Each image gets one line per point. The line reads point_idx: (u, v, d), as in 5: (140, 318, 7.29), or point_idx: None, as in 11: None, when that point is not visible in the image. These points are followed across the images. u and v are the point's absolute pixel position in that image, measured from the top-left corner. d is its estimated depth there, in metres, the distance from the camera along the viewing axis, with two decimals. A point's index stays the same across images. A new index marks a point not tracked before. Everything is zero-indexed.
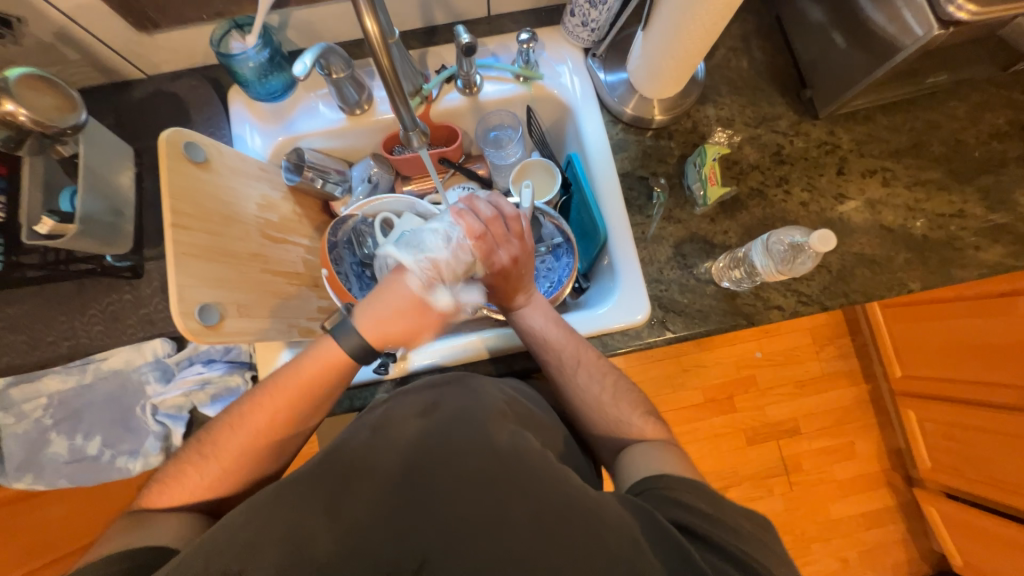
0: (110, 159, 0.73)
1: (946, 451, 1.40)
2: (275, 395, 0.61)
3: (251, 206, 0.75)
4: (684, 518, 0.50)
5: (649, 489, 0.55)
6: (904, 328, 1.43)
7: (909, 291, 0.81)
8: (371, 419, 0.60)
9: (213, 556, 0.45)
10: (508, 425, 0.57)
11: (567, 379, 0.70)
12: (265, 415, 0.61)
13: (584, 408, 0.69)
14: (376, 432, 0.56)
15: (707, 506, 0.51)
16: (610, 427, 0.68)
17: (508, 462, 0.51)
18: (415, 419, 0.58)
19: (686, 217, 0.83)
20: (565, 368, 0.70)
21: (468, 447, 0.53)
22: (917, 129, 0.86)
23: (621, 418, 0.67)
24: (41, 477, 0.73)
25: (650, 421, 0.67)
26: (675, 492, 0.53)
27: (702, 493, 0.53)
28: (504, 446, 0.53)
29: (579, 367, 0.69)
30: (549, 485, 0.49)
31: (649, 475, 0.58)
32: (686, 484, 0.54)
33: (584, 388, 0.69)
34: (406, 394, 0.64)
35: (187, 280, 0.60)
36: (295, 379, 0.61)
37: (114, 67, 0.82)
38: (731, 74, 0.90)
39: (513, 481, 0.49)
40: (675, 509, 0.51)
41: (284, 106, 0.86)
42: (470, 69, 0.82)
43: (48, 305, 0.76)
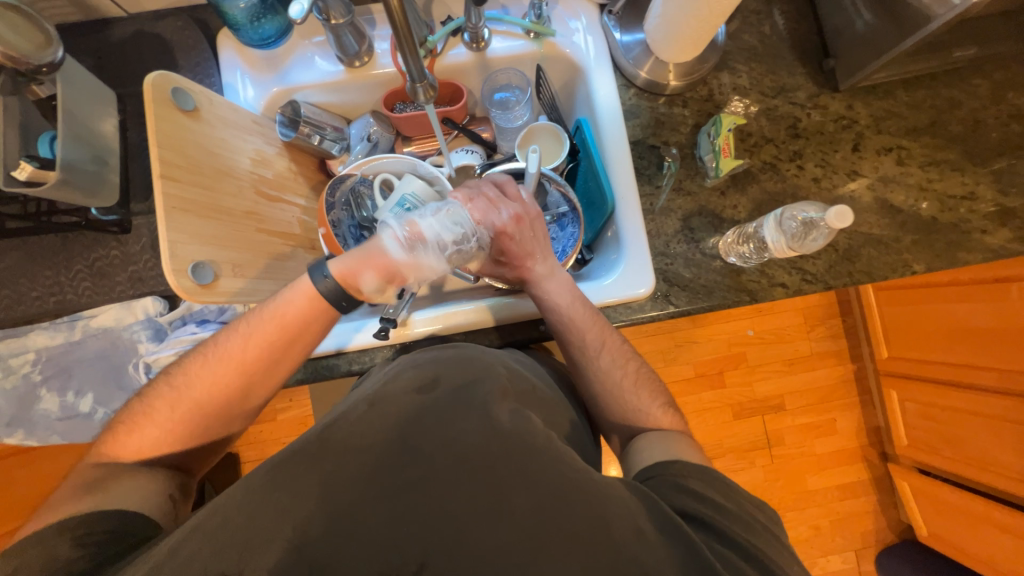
0: (91, 104, 0.68)
1: (924, 430, 1.45)
2: (228, 358, 0.61)
3: (244, 161, 0.71)
4: (691, 506, 0.51)
5: (659, 474, 0.57)
6: (895, 311, 1.45)
7: (912, 273, 0.80)
8: (368, 394, 0.58)
9: (213, 518, 0.45)
10: (510, 402, 0.56)
11: (589, 362, 0.70)
12: (222, 372, 0.61)
13: (602, 389, 0.70)
14: (373, 406, 0.55)
15: (718, 496, 0.52)
16: (626, 415, 0.68)
17: (510, 442, 0.51)
18: (414, 394, 0.56)
19: (696, 189, 0.81)
20: (587, 351, 0.70)
21: (470, 426, 0.52)
22: (937, 107, 0.84)
23: (639, 406, 0.68)
24: (34, 432, 0.76)
25: (668, 412, 0.68)
26: (685, 480, 0.54)
27: (713, 483, 0.54)
28: (506, 425, 0.52)
29: (603, 351, 0.70)
30: (551, 465, 0.49)
31: (662, 459, 0.59)
32: (696, 473, 0.55)
33: (606, 372, 0.69)
34: (404, 366, 0.62)
35: (179, 236, 0.58)
36: (250, 335, 0.61)
37: (92, 2, 0.75)
38: (751, 40, 0.85)
39: (516, 461, 0.49)
40: (684, 497, 0.52)
41: (278, 54, 0.80)
42: (478, 22, 0.77)
43: (32, 259, 0.71)
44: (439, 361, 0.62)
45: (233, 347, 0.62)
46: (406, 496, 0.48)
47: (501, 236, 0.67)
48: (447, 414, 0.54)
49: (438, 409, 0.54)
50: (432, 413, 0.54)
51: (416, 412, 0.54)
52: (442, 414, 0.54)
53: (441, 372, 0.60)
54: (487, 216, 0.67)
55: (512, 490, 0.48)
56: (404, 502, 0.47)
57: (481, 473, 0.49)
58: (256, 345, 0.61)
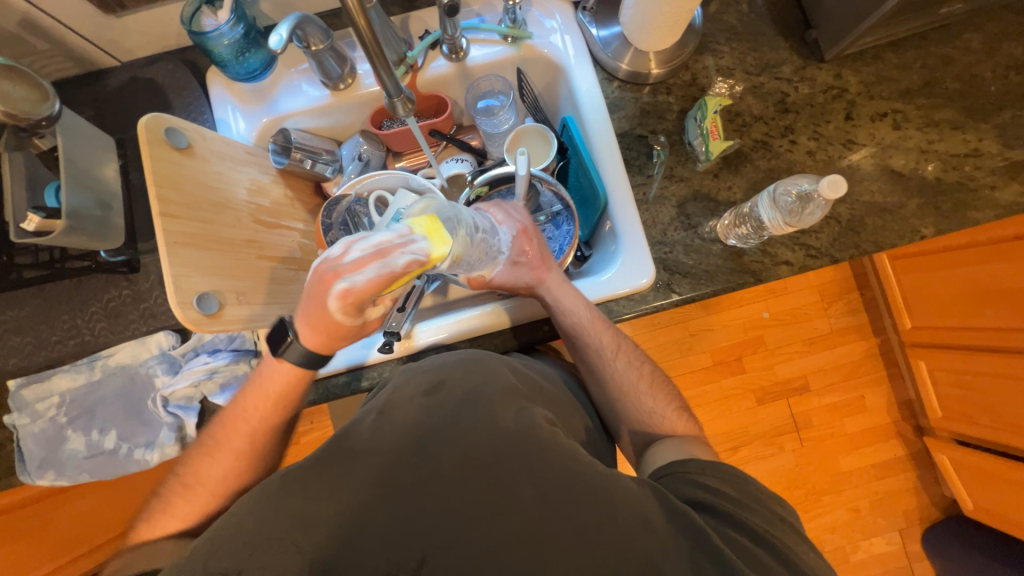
0: (92, 152, 0.71)
1: (957, 399, 1.40)
2: (232, 436, 0.63)
3: (241, 192, 0.73)
4: (704, 499, 0.51)
5: (674, 472, 0.56)
6: (913, 279, 1.41)
7: (921, 238, 0.78)
8: (375, 402, 0.58)
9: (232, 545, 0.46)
10: (515, 402, 0.56)
11: (606, 365, 0.70)
12: (246, 430, 0.63)
13: (617, 393, 0.69)
14: (380, 414, 0.55)
15: (733, 490, 0.52)
16: (642, 416, 0.68)
17: (514, 442, 0.51)
18: (421, 400, 0.56)
19: (688, 175, 0.80)
20: (605, 354, 0.70)
21: (474, 429, 0.53)
22: (929, 66, 0.82)
23: (654, 409, 0.67)
24: (63, 474, 0.74)
25: (683, 417, 0.67)
26: (699, 476, 0.54)
27: (728, 478, 0.53)
28: (510, 425, 0.53)
29: (618, 353, 0.70)
30: (556, 462, 0.50)
31: (678, 458, 0.59)
32: (712, 470, 0.54)
33: (621, 374, 0.69)
34: (410, 371, 0.62)
35: (182, 269, 0.59)
36: (263, 394, 0.63)
37: (87, 55, 0.79)
38: (730, 20, 0.85)
39: (521, 461, 0.50)
40: (695, 490, 0.52)
41: (265, 85, 0.83)
42: (454, 33, 0.78)
43: (50, 305, 0.75)
44: (444, 365, 0.61)
45: (229, 422, 0.63)
46: (418, 504, 0.48)
47: (523, 237, 0.72)
48: (452, 418, 0.54)
49: (444, 414, 0.55)
50: (438, 417, 0.54)
51: (423, 417, 0.55)
52: (448, 418, 0.54)
53: (446, 375, 0.59)
54: (509, 219, 0.73)
55: (522, 490, 0.48)
56: (416, 510, 0.48)
57: (488, 476, 0.49)
58: (271, 398, 0.63)
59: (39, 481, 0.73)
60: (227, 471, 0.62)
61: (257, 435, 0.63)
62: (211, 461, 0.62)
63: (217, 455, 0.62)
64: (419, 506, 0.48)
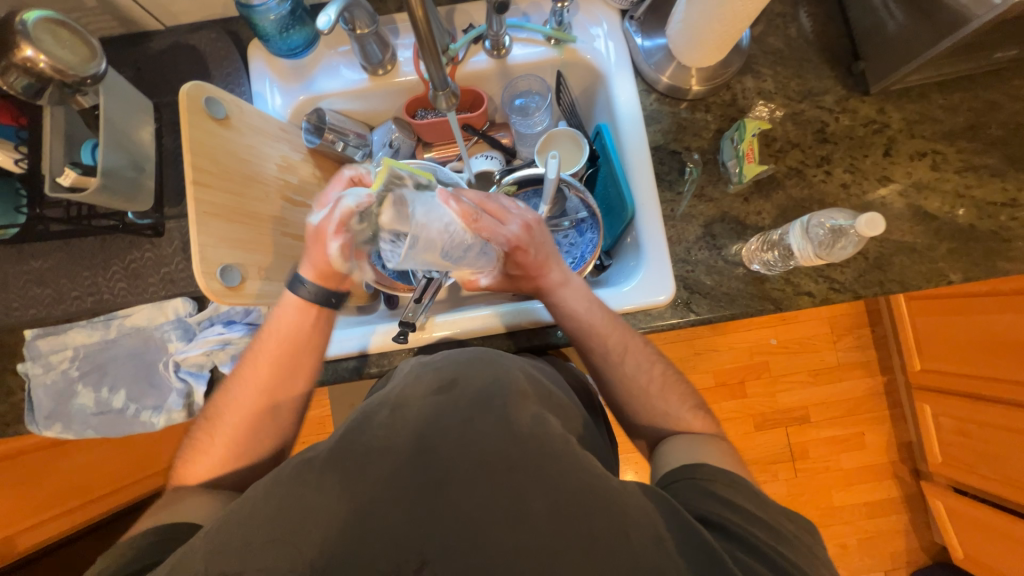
0: (130, 114, 0.71)
1: (961, 447, 1.38)
2: (256, 364, 0.66)
3: (271, 166, 0.74)
4: (720, 512, 0.51)
5: (683, 478, 0.56)
6: (928, 321, 1.39)
7: (948, 283, 0.77)
8: (388, 397, 0.58)
9: (241, 525, 0.47)
10: (525, 408, 0.56)
11: (613, 368, 0.68)
12: (271, 358, 0.66)
13: (630, 398, 0.68)
14: (392, 410, 0.56)
15: (752, 506, 0.51)
16: (654, 416, 0.67)
17: (524, 450, 0.50)
18: (432, 396, 0.56)
19: (718, 195, 0.80)
20: (614, 355, 0.68)
21: (485, 432, 0.52)
22: (975, 110, 0.80)
23: (667, 409, 0.66)
24: (69, 427, 0.74)
25: (699, 414, 0.66)
26: (712, 485, 0.54)
27: (748, 493, 0.53)
28: (520, 430, 0.52)
29: (625, 355, 0.68)
30: (568, 466, 0.50)
31: (687, 463, 0.58)
32: (722, 476, 0.54)
33: (631, 375, 0.68)
34: (422, 369, 0.62)
35: (209, 240, 0.60)
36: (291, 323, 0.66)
37: (133, 16, 0.79)
38: (777, 43, 0.84)
39: (531, 464, 0.49)
40: (707, 500, 0.52)
41: (306, 64, 0.83)
42: (499, 30, 0.77)
43: (72, 260, 0.76)
44: (458, 363, 0.62)
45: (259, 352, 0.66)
46: (426, 498, 0.48)
47: (517, 251, 0.63)
48: (462, 417, 0.54)
49: (454, 414, 0.54)
50: (447, 417, 0.54)
51: (433, 415, 0.54)
52: (458, 417, 0.54)
53: (458, 374, 0.59)
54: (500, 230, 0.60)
55: (530, 496, 0.48)
56: (423, 505, 0.48)
57: (496, 480, 0.49)
58: (297, 329, 0.66)
59: (46, 432, 0.74)
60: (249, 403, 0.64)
61: (280, 370, 0.65)
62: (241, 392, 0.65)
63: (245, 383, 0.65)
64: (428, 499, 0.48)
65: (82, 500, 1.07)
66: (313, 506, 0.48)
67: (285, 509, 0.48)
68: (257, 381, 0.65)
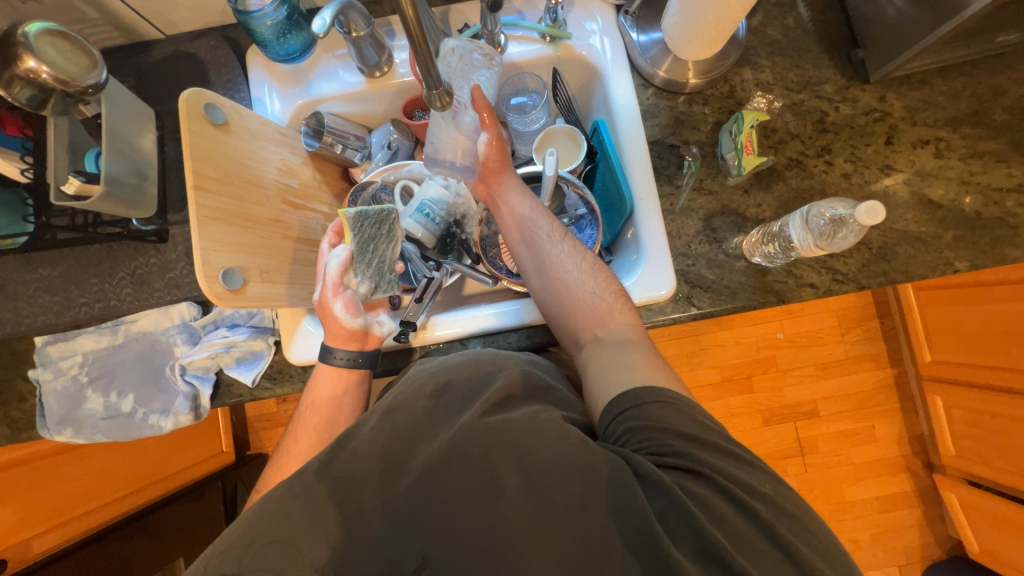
0: (132, 122, 0.72)
1: (973, 439, 1.36)
2: (300, 422, 0.68)
3: (271, 170, 0.74)
4: (668, 444, 0.50)
5: (617, 414, 0.54)
6: (937, 312, 1.37)
7: (955, 271, 0.76)
8: (381, 404, 0.59)
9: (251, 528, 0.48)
10: (508, 400, 0.56)
11: (548, 246, 0.70)
12: (312, 412, 0.68)
13: (563, 276, 0.68)
14: (386, 416, 0.56)
15: (688, 426, 0.51)
16: (582, 295, 0.66)
17: (504, 437, 0.52)
18: (426, 400, 0.57)
19: (718, 188, 0.79)
20: (553, 236, 0.71)
21: (470, 425, 0.53)
22: (978, 96, 0.79)
23: (594, 289, 0.66)
24: (80, 431, 0.75)
25: (622, 300, 0.66)
26: (647, 412, 0.52)
27: (682, 410, 0.52)
28: (498, 422, 0.53)
29: (564, 237, 0.71)
30: (547, 450, 0.50)
31: (618, 392, 0.56)
32: (651, 396, 0.53)
33: (565, 254, 0.69)
34: (417, 374, 0.63)
35: (211, 244, 0.61)
36: (330, 374, 0.70)
37: (134, 26, 0.80)
38: (775, 34, 0.83)
39: (511, 450, 0.51)
40: (656, 435, 0.51)
41: (303, 68, 0.84)
42: (494, 28, 0.77)
43: (79, 267, 0.78)
44: (451, 366, 0.62)
45: (303, 408, 0.69)
46: (425, 491, 0.49)
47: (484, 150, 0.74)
48: (455, 421, 0.55)
49: (450, 420, 0.55)
50: (441, 423, 0.55)
51: (428, 421, 0.56)
52: (453, 420, 0.55)
53: (452, 377, 0.60)
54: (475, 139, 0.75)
55: (526, 488, 0.49)
56: (423, 500, 0.49)
57: (495, 477, 0.50)
58: (334, 380, 0.70)
59: (58, 436, 0.76)
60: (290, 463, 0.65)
61: (318, 425, 0.67)
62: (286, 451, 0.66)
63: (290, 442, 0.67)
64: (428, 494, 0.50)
65: (98, 502, 1.09)
66: (318, 502, 0.49)
67: (291, 510, 0.49)
68: (298, 452, 0.65)
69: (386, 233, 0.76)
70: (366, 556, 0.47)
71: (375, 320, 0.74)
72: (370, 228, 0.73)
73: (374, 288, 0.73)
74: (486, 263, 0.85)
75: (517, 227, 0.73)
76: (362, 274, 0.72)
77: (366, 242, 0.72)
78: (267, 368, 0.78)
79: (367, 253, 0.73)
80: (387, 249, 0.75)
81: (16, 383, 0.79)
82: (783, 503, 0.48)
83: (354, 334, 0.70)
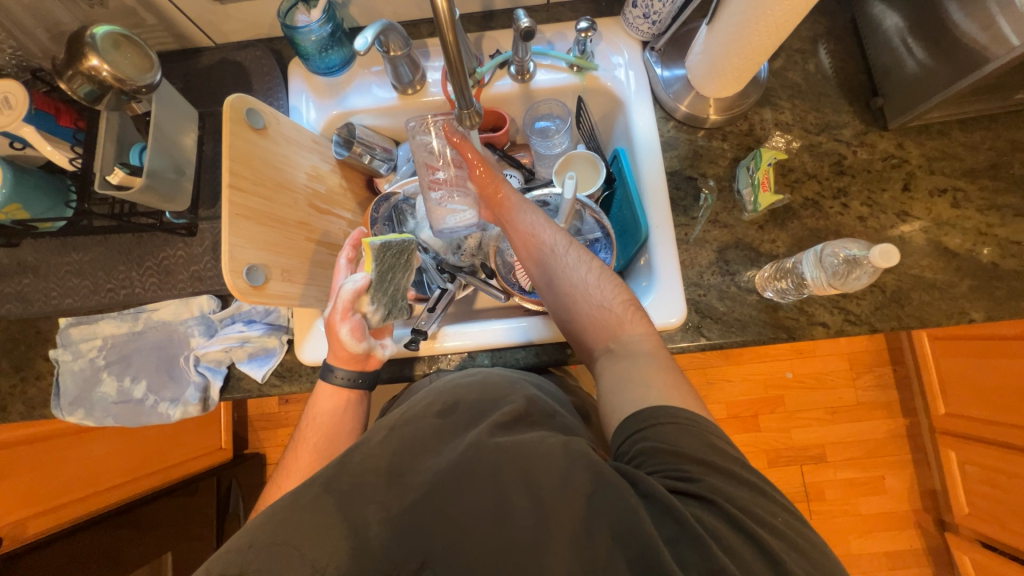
0: (177, 121, 0.76)
1: (989, 498, 1.31)
2: (301, 437, 0.69)
3: (301, 175, 0.77)
4: (679, 468, 0.50)
5: (632, 433, 0.54)
6: (952, 362, 1.35)
7: (970, 321, 0.75)
8: (388, 419, 0.60)
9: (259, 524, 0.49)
10: (516, 421, 0.57)
11: (555, 260, 0.70)
12: (314, 429, 0.69)
13: (573, 290, 0.68)
14: (393, 431, 0.57)
15: (704, 453, 0.51)
16: (592, 308, 0.66)
17: (512, 455, 0.52)
18: (433, 419, 0.58)
19: (733, 222, 0.80)
20: (558, 248, 0.70)
21: (478, 444, 0.54)
22: (997, 149, 0.80)
23: (602, 300, 0.66)
24: (90, 413, 0.77)
25: (632, 307, 0.66)
26: (659, 433, 0.52)
27: (698, 437, 0.52)
28: (509, 442, 0.54)
29: (569, 248, 0.71)
30: (554, 471, 0.51)
31: (632, 410, 0.56)
32: (667, 416, 0.53)
33: (570, 267, 0.69)
34: (424, 393, 0.64)
35: (239, 240, 0.63)
36: (333, 391, 0.71)
37: (187, 33, 0.86)
38: (795, 77, 0.86)
39: (518, 465, 0.52)
40: (667, 457, 0.51)
41: (340, 81, 0.88)
42: (525, 56, 0.81)
43: (110, 254, 0.81)
44: (456, 387, 0.63)
45: (306, 423, 0.70)
46: (428, 502, 0.50)
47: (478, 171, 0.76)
48: (461, 438, 0.56)
49: (457, 439, 0.56)
50: (445, 443, 0.56)
51: (434, 440, 0.56)
52: (456, 438, 0.56)
53: (459, 398, 0.61)
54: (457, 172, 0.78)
55: (523, 502, 0.50)
56: (425, 507, 0.50)
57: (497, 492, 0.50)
58: (336, 398, 0.71)
59: (69, 417, 0.77)
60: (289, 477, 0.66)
61: (317, 442, 0.68)
62: (288, 465, 0.68)
63: (291, 457, 0.68)
64: (430, 500, 0.51)
65: (94, 487, 1.09)
66: (323, 501, 0.50)
67: (295, 508, 0.50)
68: (299, 466, 0.66)
69: (405, 261, 0.75)
70: (365, 558, 0.48)
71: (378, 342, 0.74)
72: (391, 258, 0.72)
73: (386, 314, 0.72)
74: (499, 278, 0.86)
75: (523, 242, 0.73)
76: (376, 301, 0.70)
77: (385, 271, 0.71)
78: (277, 365, 0.80)
79: (385, 282, 0.71)
80: (402, 277, 0.74)
81: (36, 361, 0.81)
82: (787, 542, 0.47)
83: (358, 357, 0.70)
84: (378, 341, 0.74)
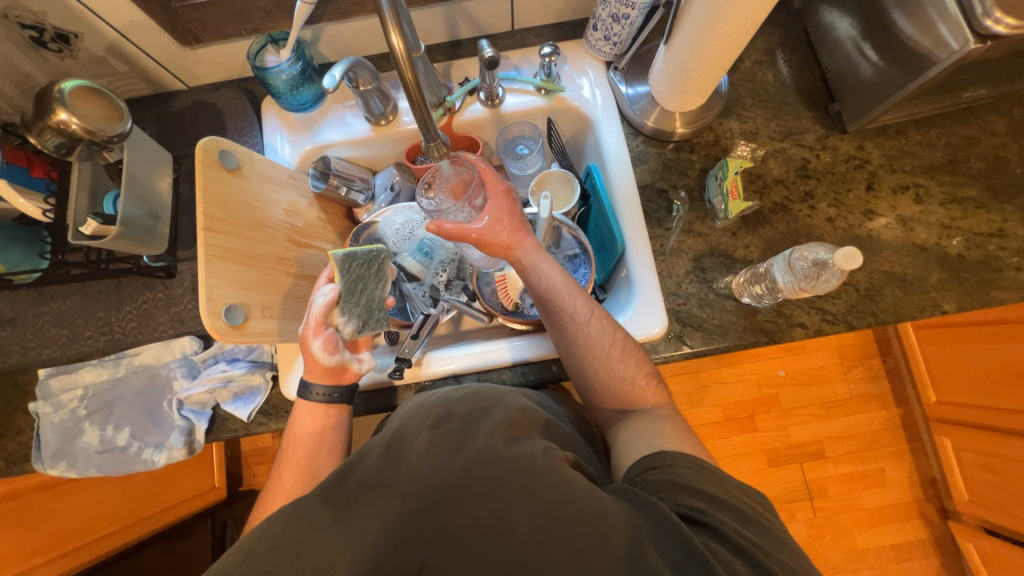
0: (150, 166, 0.76)
1: (985, 483, 1.32)
2: (283, 458, 0.69)
3: (278, 212, 0.78)
4: (690, 501, 0.51)
5: (649, 470, 0.56)
6: (937, 351, 1.37)
7: (943, 312, 0.77)
8: (384, 437, 0.59)
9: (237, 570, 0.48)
10: (514, 432, 0.56)
11: (578, 330, 0.69)
12: (295, 452, 0.68)
13: (594, 360, 0.68)
14: (388, 449, 0.55)
15: (715, 489, 0.52)
16: (613, 381, 0.68)
17: (509, 470, 0.51)
18: (427, 431, 0.57)
19: (706, 231, 0.82)
20: (581, 319, 0.69)
21: (475, 455, 0.53)
22: (953, 145, 0.83)
23: (625, 375, 0.67)
24: (73, 465, 0.75)
25: (653, 383, 0.68)
26: (674, 471, 0.54)
27: (713, 478, 0.53)
28: (508, 456, 0.53)
29: (593, 318, 0.69)
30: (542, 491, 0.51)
31: (647, 453, 0.59)
32: (683, 461, 0.55)
33: (595, 340, 0.68)
34: (417, 407, 0.63)
35: (216, 281, 0.63)
36: (314, 409, 0.70)
37: (160, 79, 0.87)
38: (756, 87, 0.88)
39: (511, 477, 0.51)
40: (679, 490, 0.52)
41: (314, 116, 0.89)
42: (492, 82, 0.83)
43: (89, 301, 0.81)
44: (450, 400, 0.62)
45: (287, 441, 0.70)
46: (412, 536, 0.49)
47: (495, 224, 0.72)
48: (456, 451, 0.55)
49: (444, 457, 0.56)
50: (442, 454, 0.55)
51: (429, 450, 0.55)
52: (453, 448, 0.55)
53: (453, 409, 0.60)
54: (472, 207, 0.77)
55: (521, 514, 0.49)
56: (410, 539, 0.49)
57: (484, 524, 0.49)
58: (316, 419, 0.70)
59: (51, 470, 0.75)
60: (273, 498, 0.66)
61: (299, 460, 0.67)
62: (272, 484, 0.67)
63: (274, 474, 0.68)
64: (427, 516, 0.50)
65: (80, 541, 1.06)
66: (317, 528, 0.50)
67: (277, 548, 0.49)
68: (284, 488, 0.66)
69: (376, 272, 0.76)
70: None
71: (355, 356, 0.74)
72: (359, 268, 0.73)
73: (359, 326, 0.72)
74: (482, 300, 0.87)
75: (545, 304, 0.71)
76: (348, 313, 0.71)
77: (354, 283, 0.72)
78: (263, 403, 0.79)
79: (355, 293, 0.72)
80: (376, 288, 0.76)
81: (16, 416, 0.80)
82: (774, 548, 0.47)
83: (334, 371, 0.70)
84: (355, 355, 0.74)
